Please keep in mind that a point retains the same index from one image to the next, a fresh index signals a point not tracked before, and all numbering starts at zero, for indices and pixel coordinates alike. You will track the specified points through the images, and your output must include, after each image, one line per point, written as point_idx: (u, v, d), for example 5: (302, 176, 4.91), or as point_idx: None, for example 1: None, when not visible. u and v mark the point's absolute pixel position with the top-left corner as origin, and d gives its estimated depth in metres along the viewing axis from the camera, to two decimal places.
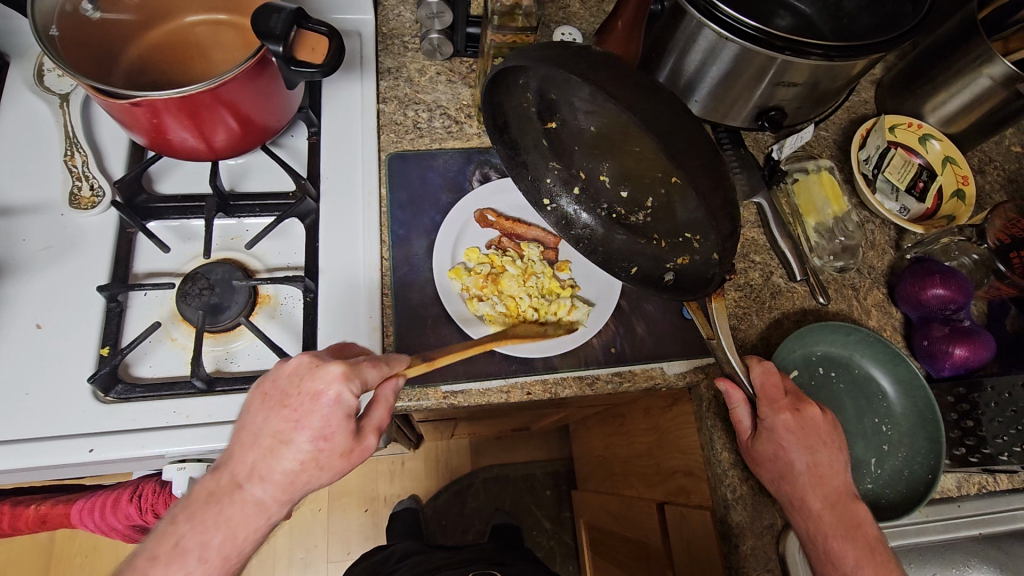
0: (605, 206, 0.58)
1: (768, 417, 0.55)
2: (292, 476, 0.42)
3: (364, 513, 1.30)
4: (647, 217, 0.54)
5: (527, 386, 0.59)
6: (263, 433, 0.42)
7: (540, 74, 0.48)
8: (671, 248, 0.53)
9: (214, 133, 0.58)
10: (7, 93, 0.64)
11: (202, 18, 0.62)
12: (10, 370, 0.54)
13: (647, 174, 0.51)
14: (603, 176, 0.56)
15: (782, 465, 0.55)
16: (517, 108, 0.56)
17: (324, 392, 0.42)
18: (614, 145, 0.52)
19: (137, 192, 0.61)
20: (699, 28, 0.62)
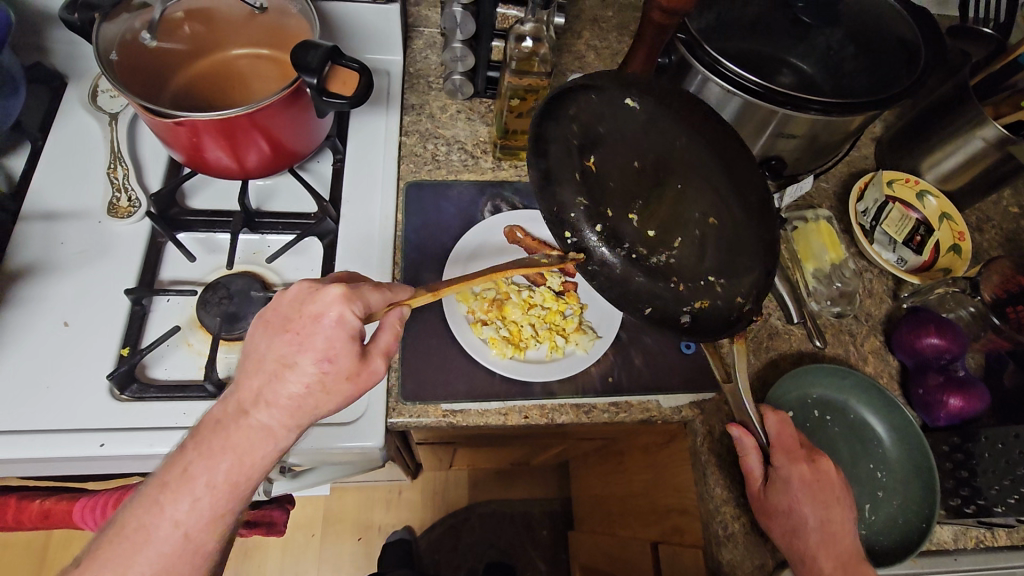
0: (627, 246, 0.48)
1: (783, 466, 0.55)
2: (301, 400, 0.43)
3: (358, 541, 1.29)
4: (673, 259, 0.49)
5: (525, 410, 0.60)
6: (268, 357, 0.43)
7: (601, 91, 0.53)
8: (690, 291, 0.48)
9: (248, 155, 0.63)
10: (61, 110, 0.70)
11: (245, 51, 0.67)
12: (35, 364, 0.57)
13: (687, 211, 0.51)
14: (631, 215, 0.50)
15: (795, 520, 0.54)
16: (558, 140, 0.51)
17: (325, 314, 0.43)
18: (651, 184, 0.51)
19: (170, 206, 0.65)
20: (704, 81, 0.67)
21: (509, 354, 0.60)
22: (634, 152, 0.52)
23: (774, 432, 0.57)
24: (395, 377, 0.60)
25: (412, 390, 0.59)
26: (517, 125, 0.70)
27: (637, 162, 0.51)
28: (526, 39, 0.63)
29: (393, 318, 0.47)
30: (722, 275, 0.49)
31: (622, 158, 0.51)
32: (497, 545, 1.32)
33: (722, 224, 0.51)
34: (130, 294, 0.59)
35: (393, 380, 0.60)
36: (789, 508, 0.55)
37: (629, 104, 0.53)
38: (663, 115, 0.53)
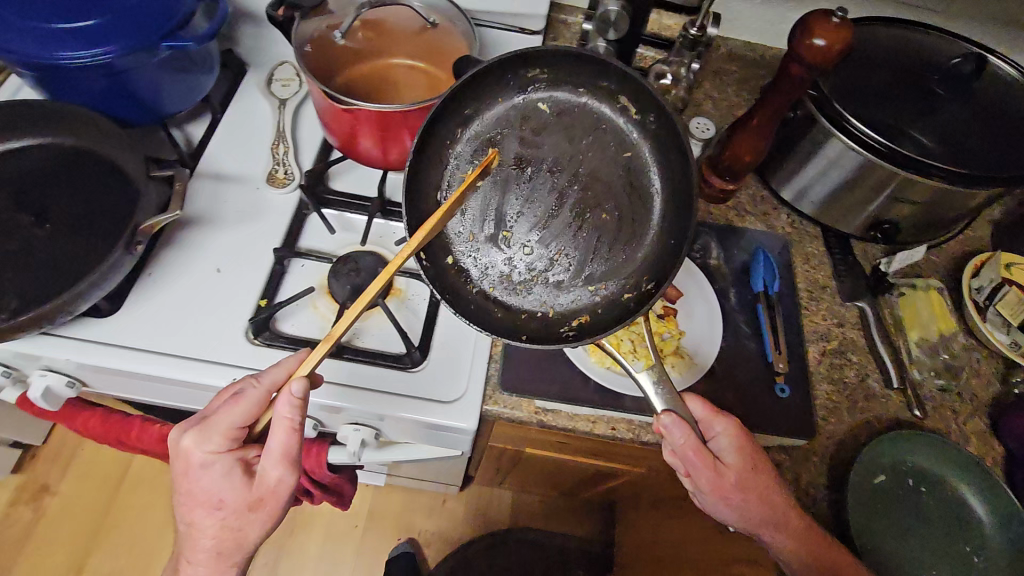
0: (493, 274, 0.61)
1: (722, 432, 0.56)
2: (226, 538, 0.56)
3: (396, 542, 1.33)
4: (550, 279, 0.61)
5: (612, 422, 0.63)
6: (188, 515, 0.57)
7: (510, 105, 0.60)
8: (566, 313, 0.60)
9: (392, 148, 0.70)
10: (241, 89, 0.80)
11: (406, 62, 0.76)
12: (188, 300, 0.65)
13: (572, 220, 0.61)
14: (506, 232, 0.61)
15: (755, 484, 0.56)
16: (439, 143, 0.60)
17: (191, 466, 0.55)
18: (544, 190, 0.61)
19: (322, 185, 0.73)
20: (827, 137, 0.69)
21: (607, 364, 0.63)
22: (529, 159, 0.61)
23: (701, 417, 0.57)
24: (496, 368, 0.64)
25: (511, 381, 0.63)
26: None
27: (525, 172, 0.61)
28: (665, 78, 0.67)
29: (286, 412, 0.51)
30: (605, 283, 0.60)
31: (517, 163, 0.61)
32: None
33: (615, 222, 0.60)
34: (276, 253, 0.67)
35: (493, 371, 0.64)
36: (741, 496, 0.56)
37: (534, 112, 0.60)
38: (568, 101, 0.60)
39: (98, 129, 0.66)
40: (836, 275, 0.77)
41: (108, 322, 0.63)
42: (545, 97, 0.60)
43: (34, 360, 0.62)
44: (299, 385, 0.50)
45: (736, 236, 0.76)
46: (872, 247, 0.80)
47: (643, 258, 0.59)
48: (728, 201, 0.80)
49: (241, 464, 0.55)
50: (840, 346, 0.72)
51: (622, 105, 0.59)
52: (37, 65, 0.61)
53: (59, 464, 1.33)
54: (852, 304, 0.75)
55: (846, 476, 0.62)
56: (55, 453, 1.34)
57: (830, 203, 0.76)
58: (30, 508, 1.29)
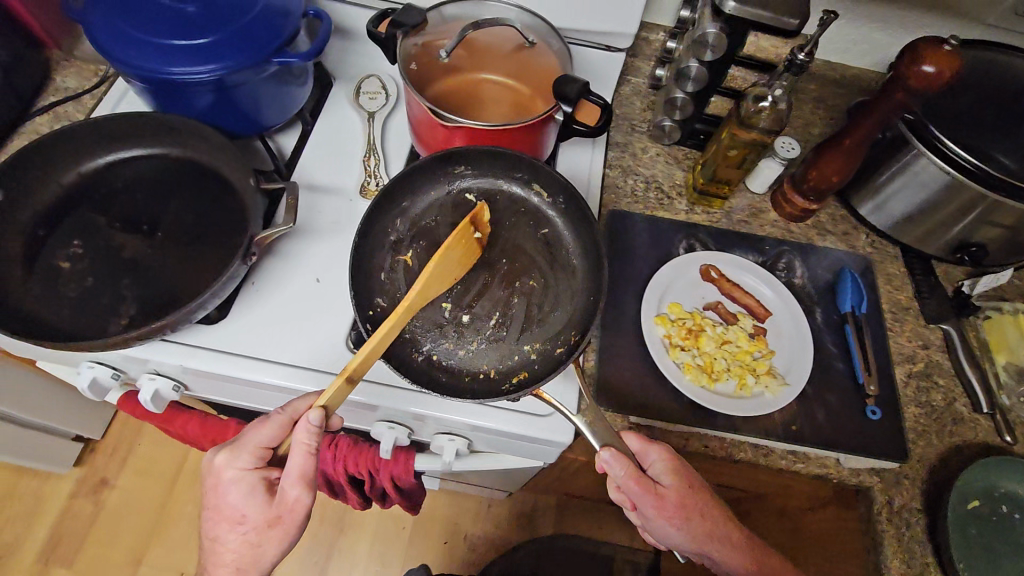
0: (434, 342, 0.64)
1: (657, 463, 0.59)
2: (247, 552, 0.59)
3: (443, 544, 1.36)
4: (482, 343, 0.64)
5: (705, 439, 0.63)
6: (212, 530, 0.61)
7: (446, 194, 0.73)
8: (502, 374, 0.63)
9: (481, 160, 0.72)
10: (329, 101, 0.82)
11: (500, 79, 0.77)
12: (290, 308, 0.66)
13: (501, 286, 0.67)
14: (445, 301, 0.66)
15: (694, 508, 0.60)
16: (380, 232, 0.69)
17: (218, 486, 0.59)
18: (479, 265, 0.68)
19: (390, 206, 0.70)
20: (917, 157, 0.69)
21: (703, 383, 0.64)
22: None
23: (637, 448, 0.60)
24: (590, 382, 0.65)
25: (605, 396, 0.64)
26: (724, 175, 0.74)
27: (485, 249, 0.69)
28: (764, 100, 0.66)
29: (304, 438, 0.55)
30: (539, 340, 0.64)
31: None
32: None
33: (542, 288, 0.67)
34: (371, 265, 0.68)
35: (587, 385, 0.65)
36: (683, 518, 0.59)
37: (467, 202, 0.73)
38: (494, 200, 0.73)
39: (206, 141, 0.69)
40: (918, 296, 0.77)
41: (215, 328, 0.65)
42: (477, 188, 0.73)
43: (144, 364, 0.64)
44: (317, 413, 0.54)
45: (818, 255, 0.76)
46: (953, 268, 0.80)
47: (565, 317, 0.65)
48: (807, 220, 0.81)
49: (265, 482, 0.59)
50: (926, 368, 0.72)
51: (535, 189, 0.72)
52: (152, 81, 0.64)
53: (117, 459, 1.37)
54: (937, 327, 0.75)
55: (941, 500, 0.62)
56: (113, 447, 1.38)
57: (909, 224, 0.76)
58: (90, 500, 1.32)
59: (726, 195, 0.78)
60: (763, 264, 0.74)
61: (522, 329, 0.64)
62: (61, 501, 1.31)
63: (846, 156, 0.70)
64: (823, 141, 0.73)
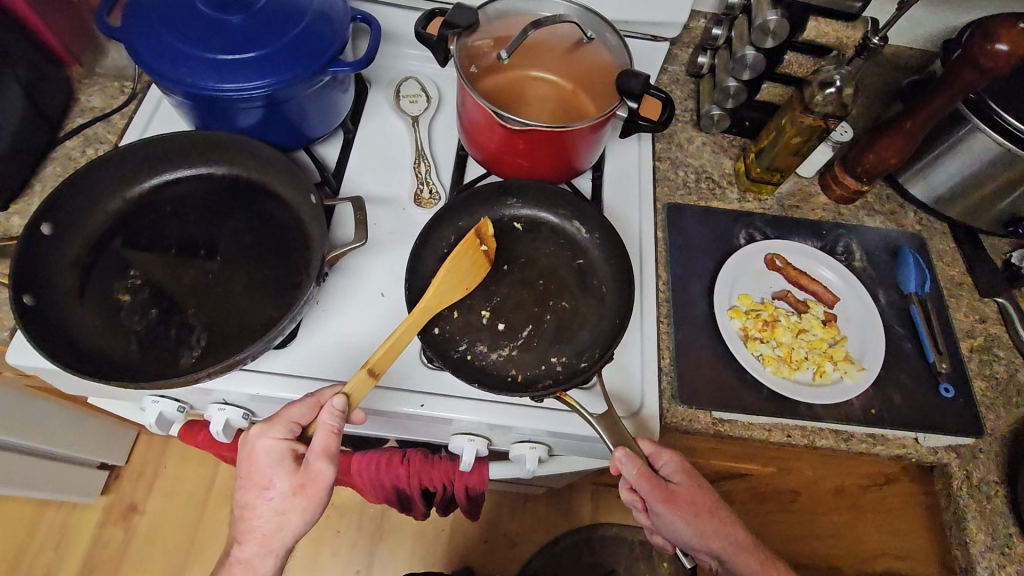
0: (463, 345, 0.62)
1: (665, 461, 0.58)
2: (271, 522, 0.56)
3: (483, 543, 1.36)
4: (512, 351, 0.62)
5: (787, 429, 0.64)
6: (239, 504, 0.57)
7: (494, 215, 0.72)
8: (527, 382, 0.61)
9: (534, 160, 0.69)
10: (369, 107, 0.79)
11: (549, 77, 0.77)
12: (359, 326, 0.64)
13: (533, 301, 0.65)
14: (485, 309, 0.64)
15: (702, 507, 0.58)
16: (436, 242, 0.69)
17: (249, 456, 0.56)
18: (519, 280, 0.66)
19: (444, 224, 0.69)
20: (970, 132, 0.70)
21: (784, 373, 0.64)
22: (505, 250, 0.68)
23: (649, 451, 0.58)
24: (670, 380, 0.64)
25: (688, 393, 0.63)
26: (781, 162, 0.74)
27: (504, 267, 0.67)
28: (829, 86, 0.66)
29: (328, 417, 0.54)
30: (567, 353, 0.62)
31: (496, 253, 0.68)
32: None
33: (573, 310, 0.65)
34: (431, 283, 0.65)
35: (667, 383, 0.64)
36: (693, 515, 0.57)
37: (512, 227, 0.71)
38: (543, 230, 0.71)
39: (255, 158, 0.66)
40: (970, 271, 0.78)
41: (284, 352, 0.62)
42: (525, 216, 0.72)
43: (209, 394, 0.61)
44: (342, 398, 0.54)
45: (874, 236, 0.77)
46: (1000, 242, 0.81)
47: (591, 337, 0.63)
48: (857, 201, 0.81)
49: (293, 454, 0.56)
50: (986, 342, 0.73)
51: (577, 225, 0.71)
52: (199, 98, 0.61)
53: (143, 483, 1.32)
54: (991, 300, 0.76)
55: (1019, 472, 0.63)
56: (136, 471, 1.33)
57: (952, 202, 0.78)
58: (119, 528, 1.28)
59: (779, 182, 0.78)
60: (823, 250, 0.74)
61: (554, 341, 0.62)
62: (90, 531, 1.28)
63: (906, 138, 0.70)
64: (879, 125, 0.74)
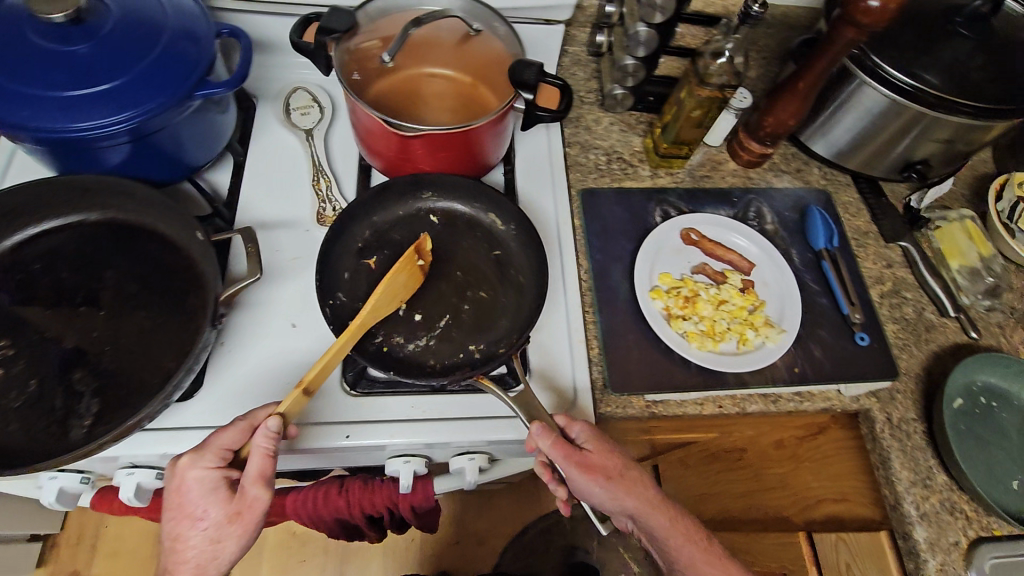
0: (380, 335, 0.60)
1: (578, 432, 0.57)
2: (205, 552, 0.52)
3: (456, 545, 1.39)
4: (432, 343, 0.60)
5: (719, 400, 0.65)
6: (169, 533, 0.53)
7: (408, 210, 0.67)
8: (445, 371, 0.59)
9: (433, 159, 0.66)
10: (256, 125, 0.74)
11: (441, 71, 0.72)
12: (273, 362, 0.61)
13: (452, 294, 0.63)
14: (401, 301, 0.62)
15: (614, 471, 0.57)
16: (348, 241, 0.64)
17: (179, 486, 0.52)
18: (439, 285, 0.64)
19: (352, 222, 0.64)
20: (859, 86, 0.72)
21: (710, 347, 0.64)
22: None
23: (561, 424, 0.58)
24: (601, 369, 0.64)
25: (619, 380, 0.63)
26: (686, 136, 0.74)
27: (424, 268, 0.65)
28: (722, 55, 0.67)
29: (261, 441, 0.51)
30: (484, 340, 0.61)
31: None
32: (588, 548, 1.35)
33: (492, 300, 0.63)
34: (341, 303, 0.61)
35: (598, 373, 0.64)
36: (606, 479, 0.56)
37: (428, 223, 0.67)
38: (463, 224, 0.68)
39: (132, 198, 0.60)
40: (874, 219, 0.81)
41: (191, 404, 0.58)
42: (441, 209, 0.68)
43: (114, 460, 0.57)
44: (277, 419, 0.51)
45: (782, 196, 0.78)
46: (898, 186, 0.84)
47: (510, 325, 0.62)
48: (764, 163, 0.83)
49: (228, 481, 0.52)
50: (895, 286, 0.76)
51: (493, 218, 0.68)
52: (52, 141, 0.55)
53: (84, 548, 1.24)
54: (895, 245, 0.79)
55: (933, 407, 0.67)
56: (76, 536, 1.25)
57: (849, 159, 0.81)
58: None
59: (688, 154, 0.78)
60: (735, 217, 0.75)
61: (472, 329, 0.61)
62: None
63: (801, 98, 0.70)
64: (775, 87, 0.74)
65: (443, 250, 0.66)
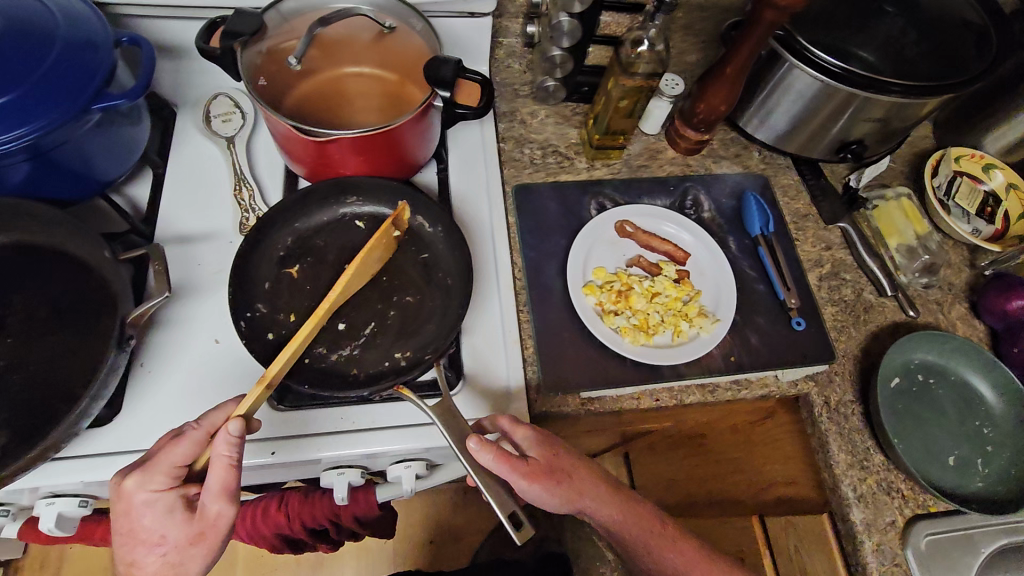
0: (301, 348, 0.59)
1: (519, 438, 0.56)
2: (166, 572, 0.51)
3: (430, 544, 1.37)
4: (355, 351, 0.60)
5: (655, 393, 0.65)
6: (125, 556, 0.52)
7: (332, 216, 0.66)
8: (368, 379, 0.58)
9: (358, 161, 0.64)
10: (177, 135, 0.72)
11: (361, 70, 0.70)
12: (195, 381, 0.60)
13: (377, 299, 0.63)
14: (325, 309, 0.61)
15: (562, 476, 0.57)
16: (269, 248, 0.63)
17: (130, 509, 0.50)
18: (365, 292, 0.63)
19: (270, 230, 0.63)
20: (790, 69, 0.70)
21: (643, 341, 0.64)
22: (347, 256, 0.64)
23: (505, 428, 0.56)
24: (535, 369, 0.63)
25: (554, 379, 0.63)
26: (618, 126, 0.73)
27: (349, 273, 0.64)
28: (642, 44, 0.64)
29: (222, 450, 0.49)
30: (409, 347, 0.60)
31: (337, 262, 0.64)
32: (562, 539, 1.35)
33: (418, 304, 0.63)
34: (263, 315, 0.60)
35: (532, 373, 0.63)
36: (553, 481, 0.56)
37: (353, 228, 0.66)
38: (389, 227, 0.66)
39: (36, 219, 0.58)
40: (813, 201, 0.80)
41: (110, 430, 0.56)
42: (367, 213, 0.66)
43: (33, 490, 0.55)
44: (238, 423, 0.49)
45: (720, 183, 0.78)
46: (838, 166, 0.84)
47: (437, 329, 0.61)
48: (703, 150, 0.82)
49: (185, 501, 0.51)
50: (834, 268, 0.76)
51: (421, 221, 0.67)
52: None
53: (47, 570, 1.22)
54: (834, 226, 0.79)
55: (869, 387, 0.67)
56: (39, 558, 1.23)
57: (786, 144, 0.81)
58: None
59: (623, 145, 0.77)
60: (672, 206, 0.75)
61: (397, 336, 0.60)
62: None
63: (730, 83, 0.69)
64: (704, 73, 0.72)
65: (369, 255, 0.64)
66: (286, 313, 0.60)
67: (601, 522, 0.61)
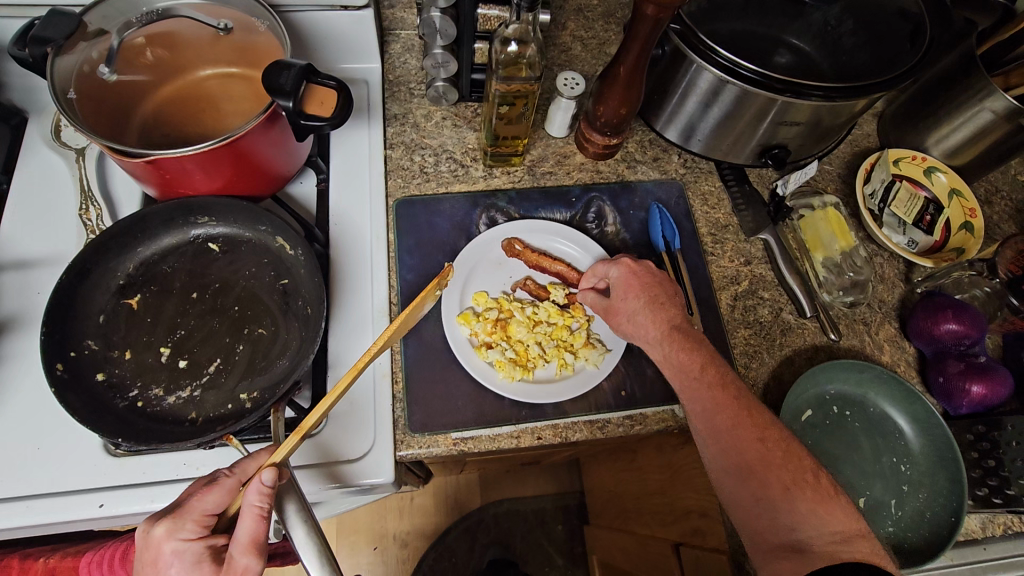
0: (132, 393, 0.54)
1: (614, 273, 0.61)
2: None
3: (373, 551, 1.25)
4: (197, 392, 0.55)
5: (538, 431, 0.58)
6: None
7: (181, 239, 0.61)
8: (207, 424, 0.53)
9: (213, 179, 0.58)
10: (25, 149, 0.66)
11: (214, 71, 0.61)
12: (23, 426, 0.54)
13: (226, 332, 0.57)
14: (165, 346, 0.56)
15: (635, 326, 0.58)
16: (106, 274, 0.58)
17: (156, 558, 0.44)
18: (213, 323, 0.58)
19: (105, 258, 0.58)
20: (698, 70, 0.63)
21: (519, 377, 0.58)
22: (197, 286, 0.59)
23: (600, 266, 0.62)
24: (401, 408, 0.58)
25: (420, 420, 0.57)
26: (507, 131, 0.66)
27: (196, 301, 0.58)
28: (510, 43, 0.57)
29: (253, 499, 0.43)
30: (256, 387, 0.55)
31: (184, 292, 0.59)
32: (510, 546, 1.29)
33: (272, 337, 0.57)
34: (94, 353, 0.55)
35: (399, 412, 0.57)
36: (653, 312, 0.58)
37: (207, 251, 0.60)
38: (243, 246, 0.61)
39: None
40: (736, 210, 0.73)
41: None
42: (222, 235, 0.61)
43: None
44: (271, 470, 0.44)
45: (629, 194, 0.72)
46: (766, 170, 0.77)
47: (288, 366, 0.56)
48: (616, 154, 0.74)
49: (213, 553, 0.45)
50: (752, 285, 0.70)
51: (281, 242, 0.60)
52: None
53: None
54: (756, 238, 0.72)
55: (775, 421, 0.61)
56: None
57: (704, 151, 0.74)
58: None
59: (522, 150, 0.70)
60: (571, 220, 0.69)
61: (243, 374, 0.55)
62: None
63: (624, 86, 0.62)
64: (603, 72, 0.65)
65: (221, 282, 0.59)
66: (121, 351, 0.56)
67: (722, 434, 0.52)
